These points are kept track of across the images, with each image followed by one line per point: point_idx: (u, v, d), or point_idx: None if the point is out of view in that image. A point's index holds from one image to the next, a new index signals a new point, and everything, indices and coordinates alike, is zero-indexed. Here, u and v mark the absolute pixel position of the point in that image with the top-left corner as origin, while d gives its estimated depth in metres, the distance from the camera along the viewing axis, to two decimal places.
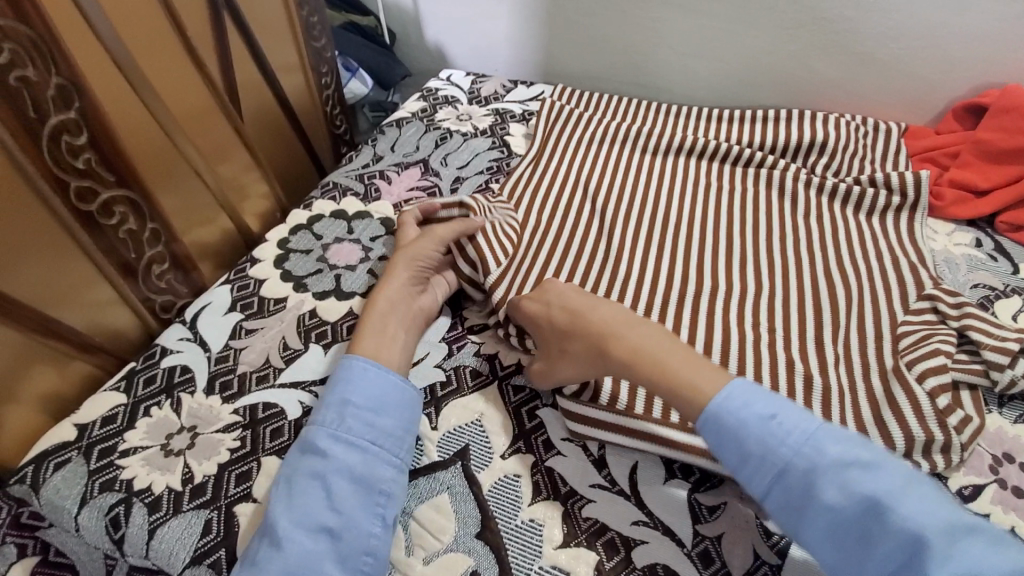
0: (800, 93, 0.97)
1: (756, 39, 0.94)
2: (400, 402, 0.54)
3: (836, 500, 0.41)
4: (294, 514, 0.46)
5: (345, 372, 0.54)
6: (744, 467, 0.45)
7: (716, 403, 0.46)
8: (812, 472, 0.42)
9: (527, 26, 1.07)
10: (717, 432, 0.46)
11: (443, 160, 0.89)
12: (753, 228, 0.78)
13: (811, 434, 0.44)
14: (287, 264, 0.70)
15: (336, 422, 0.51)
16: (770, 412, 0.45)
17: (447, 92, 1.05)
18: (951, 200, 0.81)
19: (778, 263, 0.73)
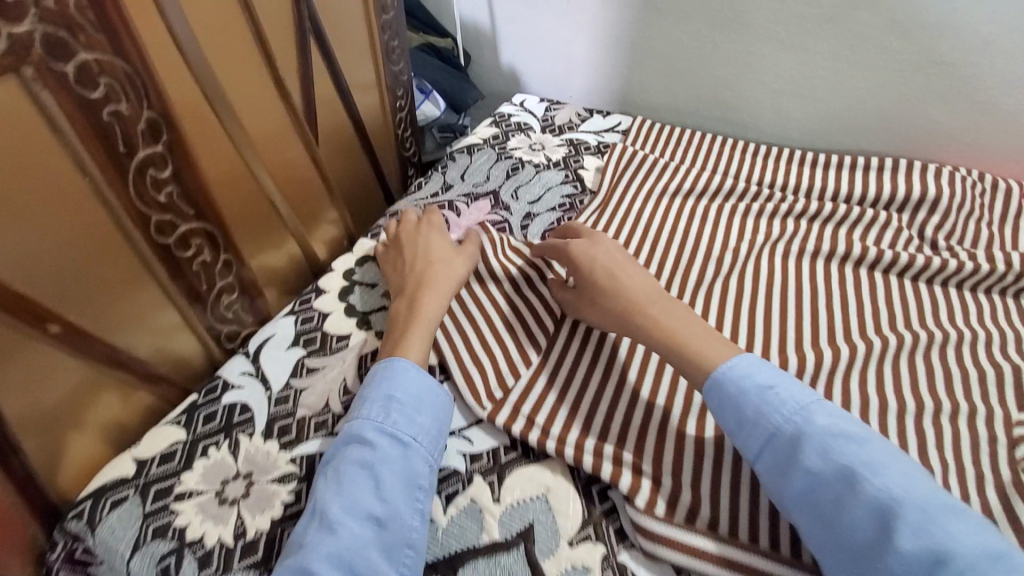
0: (905, 141, 0.89)
1: (861, 81, 0.86)
2: (436, 402, 0.56)
3: (817, 463, 0.47)
4: (342, 501, 0.47)
5: (389, 369, 0.56)
6: (742, 425, 0.51)
7: (722, 371, 0.53)
8: (798, 438, 0.48)
9: (608, 54, 1.02)
10: (720, 396, 0.53)
11: (514, 193, 0.86)
12: (851, 294, 0.71)
13: (803, 406, 0.50)
14: (351, 297, 0.68)
15: (380, 416, 0.53)
16: (769, 383, 0.52)
17: (520, 119, 1.02)
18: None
19: (879, 337, 0.65)
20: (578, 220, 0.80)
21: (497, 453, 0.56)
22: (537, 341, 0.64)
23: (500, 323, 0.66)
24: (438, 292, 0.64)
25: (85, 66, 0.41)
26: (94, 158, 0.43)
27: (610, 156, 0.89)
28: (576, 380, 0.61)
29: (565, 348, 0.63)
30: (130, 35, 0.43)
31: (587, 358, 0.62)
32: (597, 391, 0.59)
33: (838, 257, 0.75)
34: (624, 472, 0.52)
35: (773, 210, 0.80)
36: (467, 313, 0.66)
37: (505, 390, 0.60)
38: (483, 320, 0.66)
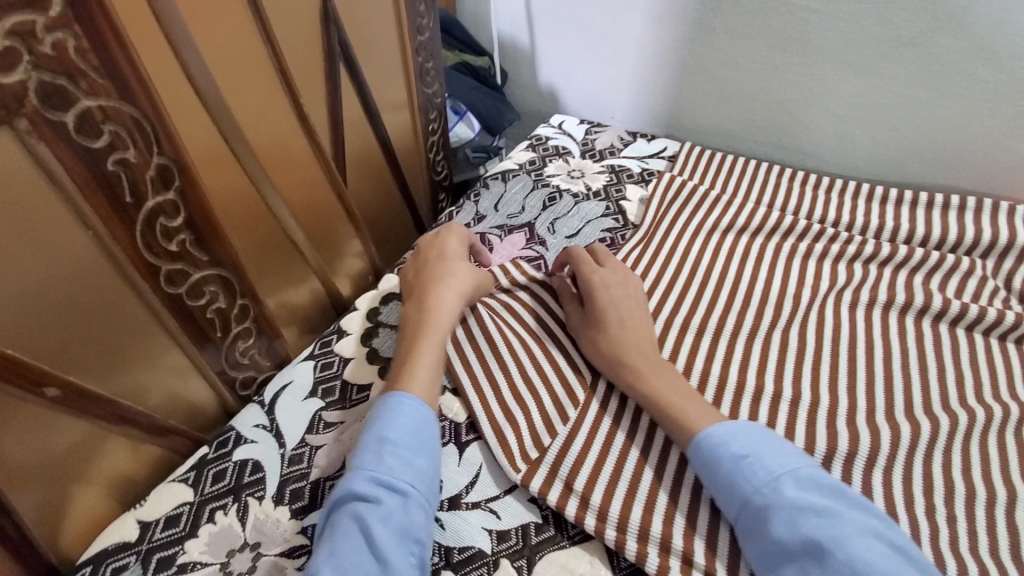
0: (991, 174, 0.80)
1: (942, 108, 0.77)
2: (431, 440, 0.51)
3: (781, 535, 0.44)
4: (336, 564, 0.43)
5: (388, 409, 0.51)
6: (716, 491, 0.49)
7: (702, 436, 0.51)
8: (766, 509, 0.45)
9: (656, 75, 0.96)
10: (698, 464, 0.50)
11: (551, 226, 0.80)
12: (928, 354, 0.62)
13: (776, 476, 0.47)
14: (374, 340, 0.64)
15: (374, 463, 0.48)
16: (743, 452, 0.49)
17: (559, 142, 0.97)
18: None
19: (965, 410, 0.57)
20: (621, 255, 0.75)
21: (526, 530, 0.50)
22: (575, 392, 0.58)
23: (535, 369, 0.60)
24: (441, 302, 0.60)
25: (87, 114, 0.39)
26: (95, 210, 0.41)
27: (656, 186, 0.83)
28: (616, 439, 0.55)
29: (606, 405, 0.57)
30: (140, 83, 0.41)
31: (627, 421, 0.56)
32: (640, 458, 0.53)
33: (914, 310, 0.66)
34: (670, 561, 0.47)
35: (837, 253, 0.73)
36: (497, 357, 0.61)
37: (541, 450, 0.54)
38: (516, 366, 0.60)
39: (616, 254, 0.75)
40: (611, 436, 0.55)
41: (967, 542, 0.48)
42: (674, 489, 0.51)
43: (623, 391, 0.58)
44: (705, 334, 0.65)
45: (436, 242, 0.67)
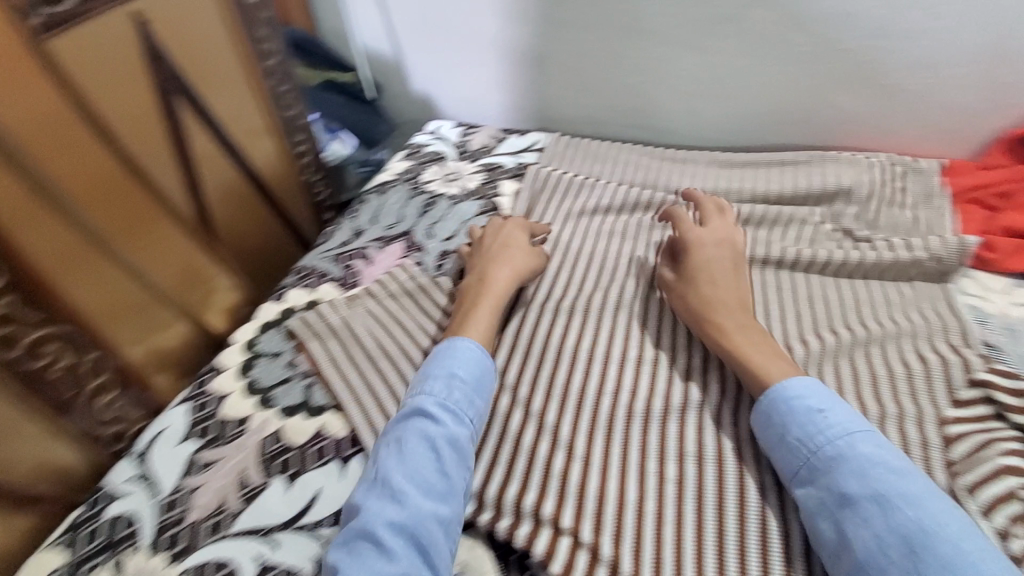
0: (821, 129, 0.87)
1: (768, 74, 0.84)
2: (486, 381, 0.58)
3: (851, 485, 0.46)
4: (406, 470, 0.50)
5: (452, 347, 0.59)
6: (787, 447, 0.51)
7: (777, 388, 0.54)
8: (840, 460, 0.48)
9: (517, 71, 0.99)
10: (767, 417, 0.53)
11: (429, 231, 0.82)
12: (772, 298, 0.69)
13: (849, 432, 0.49)
14: (253, 372, 0.64)
15: (438, 386, 0.55)
16: (819, 407, 0.51)
17: (435, 148, 0.99)
18: (1006, 251, 0.70)
19: (804, 343, 0.63)
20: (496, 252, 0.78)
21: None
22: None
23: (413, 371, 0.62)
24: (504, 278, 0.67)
25: None
26: None
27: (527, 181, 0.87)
28: (497, 419, 0.58)
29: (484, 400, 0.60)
30: None
31: (504, 411, 0.59)
32: (516, 441, 0.56)
33: (759, 261, 0.73)
34: (541, 532, 0.50)
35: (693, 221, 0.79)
36: (375, 366, 0.63)
37: None
38: (395, 370, 0.62)
39: None
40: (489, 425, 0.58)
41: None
42: (547, 466, 0.54)
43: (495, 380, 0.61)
44: (574, 313, 0.68)
45: (496, 229, 0.74)
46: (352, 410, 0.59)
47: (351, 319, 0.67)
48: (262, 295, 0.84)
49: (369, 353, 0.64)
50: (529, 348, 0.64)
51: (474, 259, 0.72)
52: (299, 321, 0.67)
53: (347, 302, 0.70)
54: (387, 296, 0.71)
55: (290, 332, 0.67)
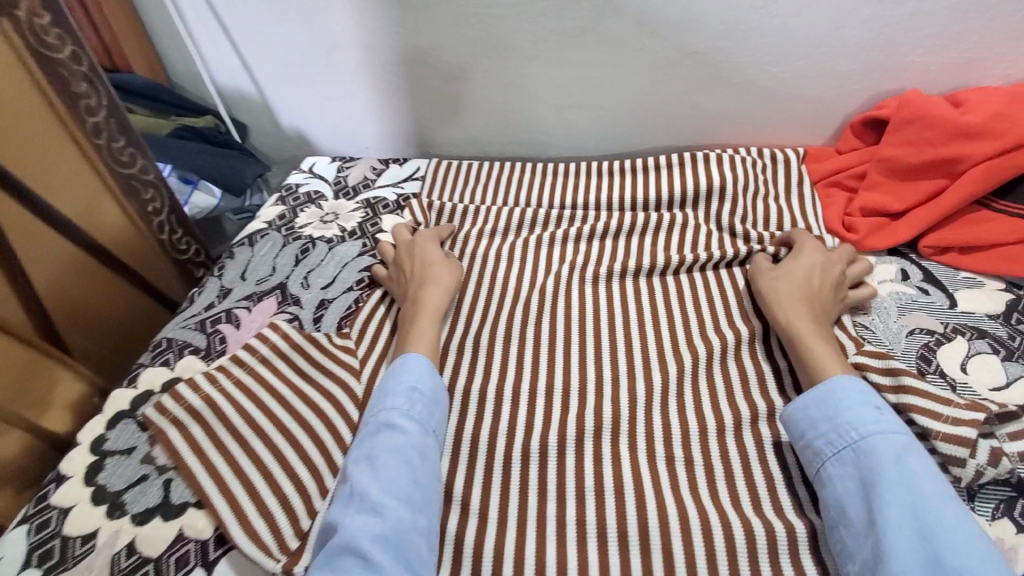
0: (691, 130, 0.90)
1: (632, 82, 0.85)
2: (441, 396, 0.60)
3: (892, 471, 0.48)
4: (383, 480, 0.52)
5: (406, 361, 0.61)
6: (832, 428, 0.52)
7: (840, 378, 0.55)
8: (883, 450, 0.49)
9: (387, 99, 0.95)
10: (819, 401, 0.54)
11: (304, 281, 0.76)
12: (656, 308, 0.70)
13: (899, 430, 0.51)
14: (101, 475, 0.57)
15: (401, 399, 0.58)
16: (875, 404, 0.53)
17: (309, 188, 0.92)
18: (867, 231, 0.75)
19: (691, 351, 0.65)
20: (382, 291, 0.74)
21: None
22: (332, 457, 0.59)
23: (290, 448, 0.58)
24: (436, 287, 0.69)
25: None
26: None
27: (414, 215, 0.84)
28: None
29: None
30: None
31: None
32: None
33: (644, 272, 0.74)
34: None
35: (578, 237, 0.78)
36: (246, 448, 0.57)
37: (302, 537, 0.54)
38: (270, 452, 0.57)
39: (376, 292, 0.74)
40: None
41: (705, 488, 0.54)
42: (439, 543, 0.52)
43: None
44: (466, 353, 0.66)
45: (408, 245, 0.75)
46: (221, 509, 0.53)
47: (215, 398, 0.60)
48: (115, 373, 0.79)
49: (237, 438, 0.58)
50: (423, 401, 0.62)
51: (399, 278, 0.72)
52: (155, 407, 0.59)
53: (209, 378, 0.62)
54: (257, 362, 0.64)
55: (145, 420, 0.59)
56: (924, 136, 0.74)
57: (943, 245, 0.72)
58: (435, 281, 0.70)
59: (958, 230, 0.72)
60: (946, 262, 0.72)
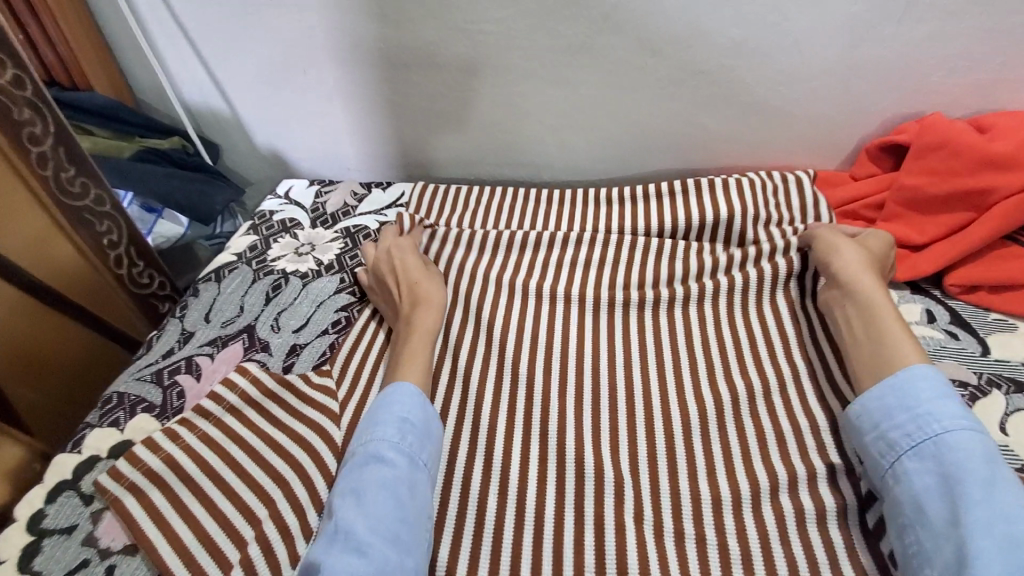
0: (694, 153, 0.84)
1: (633, 103, 0.79)
2: (433, 427, 0.57)
3: (976, 466, 0.46)
4: (370, 517, 0.48)
5: (392, 391, 0.57)
6: (911, 419, 0.51)
7: (921, 366, 0.53)
8: (964, 445, 0.48)
9: (369, 119, 0.89)
10: (897, 388, 0.53)
11: (274, 323, 0.69)
12: (660, 355, 0.65)
13: (979, 427, 0.50)
14: (36, 560, 0.50)
15: (391, 428, 0.54)
16: (954, 399, 0.51)
17: (285, 215, 0.85)
18: None
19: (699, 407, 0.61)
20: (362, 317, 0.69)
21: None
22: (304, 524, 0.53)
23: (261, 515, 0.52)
24: (427, 305, 0.65)
25: None
26: None
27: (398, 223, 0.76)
28: None
29: None
30: None
31: None
32: None
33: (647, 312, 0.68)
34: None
35: (574, 271, 0.72)
36: (215, 514, 0.52)
37: None
38: (241, 516, 0.52)
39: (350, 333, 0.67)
40: None
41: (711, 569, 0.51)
42: None
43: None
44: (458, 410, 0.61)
45: (389, 257, 0.70)
46: None
47: (178, 458, 0.54)
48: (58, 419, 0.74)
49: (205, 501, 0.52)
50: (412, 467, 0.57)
51: (383, 292, 0.68)
52: (107, 474, 0.53)
53: (169, 435, 0.55)
54: (224, 412, 0.58)
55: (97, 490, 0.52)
56: (947, 164, 0.68)
57: (971, 283, 0.67)
58: (423, 299, 0.65)
59: (985, 267, 0.67)
60: (973, 301, 0.67)
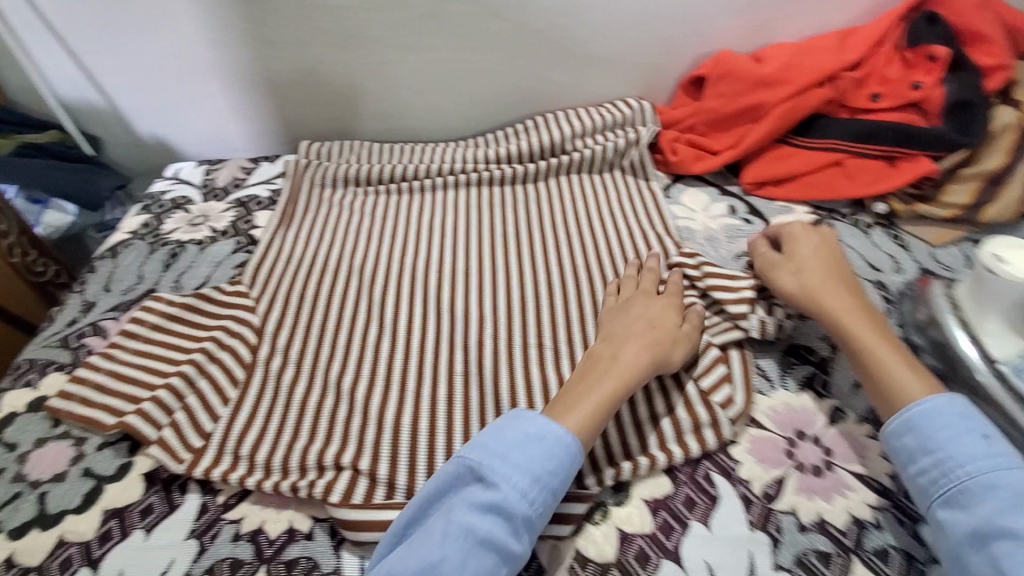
0: (547, 103, 0.97)
1: (485, 62, 0.90)
2: (545, 494, 0.49)
3: (1014, 516, 0.43)
4: None
5: (523, 441, 0.50)
6: (933, 462, 0.48)
7: (931, 403, 0.50)
8: (1002, 489, 0.45)
9: (250, 98, 0.95)
10: (916, 430, 0.50)
11: (176, 284, 0.76)
12: (526, 261, 0.77)
13: (1015, 467, 0.46)
14: None
15: (518, 477, 0.48)
16: (981, 434, 0.48)
17: (176, 194, 0.90)
18: (685, 155, 0.87)
19: (558, 291, 0.72)
20: (265, 245, 0.79)
21: (201, 548, 0.53)
22: (217, 413, 0.61)
23: (183, 416, 0.60)
24: (631, 339, 0.59)
25: None
26: None
27: (489, 249, 0.78)
28: (295, 405, 0.62)
29: (252, 397, 0.63)
30: None
31: (292, 421, 0.61)
32: (291, 437, 0.60)
33: (512, 236, 0.81)
34: (326, 474, 0.57)
35: (452, 210, 0.85)
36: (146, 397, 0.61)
37: (197, 458, 0.58)
38: (172, 395, 0.61)
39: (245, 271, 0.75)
40: (281, 423, 0.61)
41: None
42: (337, 471, 0.57)
43: (279, 358, 0.66)
44: (358, 320, 0.70)
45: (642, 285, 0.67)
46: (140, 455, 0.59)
47: (119, 370, 0.63)
48: None
49: (152, 390, 0.61)
50: (314, 361, 0.66)
51: (615, 320, 0.63)
52: (58, 395, 0.61)
53: (105, 357, 0.64)
54: (150, 330, 0.67)
55: (51, 412, 0.60)
56: (733, 89, 0.84)
57: (760, 180, 0.83)
58: (628, 344, 0.58)
59: (771, 165, 0.83)
60: (764, 195, 0.84)
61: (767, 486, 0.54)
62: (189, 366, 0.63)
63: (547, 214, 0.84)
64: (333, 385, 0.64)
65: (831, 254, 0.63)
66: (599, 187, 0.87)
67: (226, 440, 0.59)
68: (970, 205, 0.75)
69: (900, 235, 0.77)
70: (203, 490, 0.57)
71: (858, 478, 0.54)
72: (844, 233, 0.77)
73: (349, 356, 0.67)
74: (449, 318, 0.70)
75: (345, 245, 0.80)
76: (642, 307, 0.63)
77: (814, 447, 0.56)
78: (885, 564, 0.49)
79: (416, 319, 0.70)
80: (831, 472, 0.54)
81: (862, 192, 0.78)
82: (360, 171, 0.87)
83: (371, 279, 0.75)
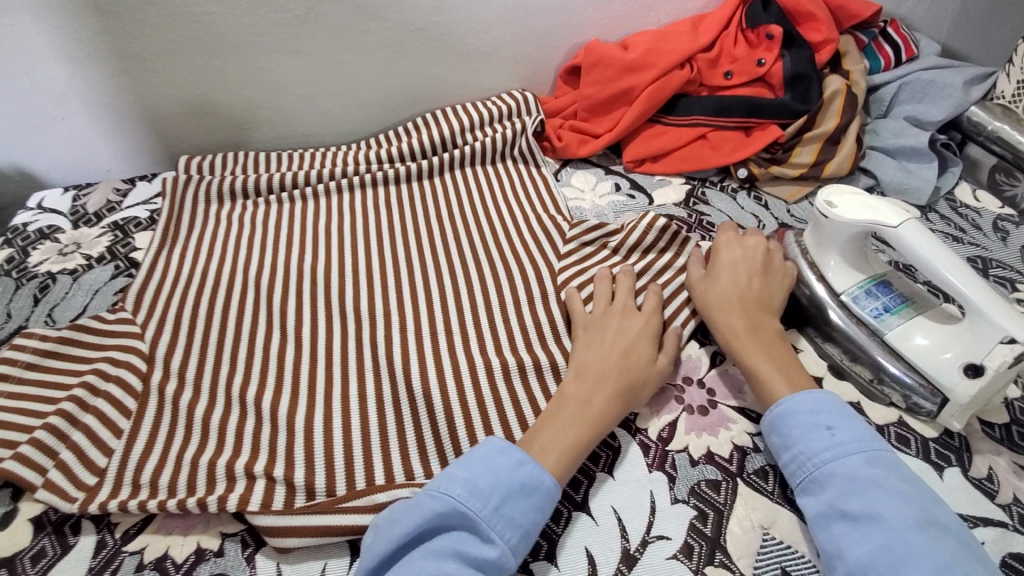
0: (435, 101, 0.98)
1: (368, 62, 0.91)
2: (526, 533, 0.49)
3: (851, 502, 0.47)
4: None
5: (511, 487, 0.49)
6: (791, 458, 0.52)
7: (787, 405, 0.54)
8: (842, 476, 0.48)
9: (117, 115, 0.89)
10: (778, 430, 0.53)
11: (48, 318, 0.70)
12: (427, 254, 0.78)
13: (859, 452, 0.49)
14: None
15: (510, 529, 0.48)
16: (828, 424, 0.51)
17: (41, 223, 0.83)
18: (570, 141, 0.92)
19: (460, 278, 0.74)
20: (148, 267, 0.75)
21: None
22: (109, 445, 0.58)
23: (70, 455, 0.56)
24: (607, 376, 0.58)
25: None
26: None
27: (395, 247, 0.79)
28: (197, 424, 0.60)
29: (148, 422, 0.60)
30: None
31: (195, 441, 0.59)
32: (195, 457, 0.57)
33: (411, 231, 0.82)
34: (237, 485, 0.55)
35: (349, 212, 0.84)
36: (24, 442, 0.56)
37: (88, 494, 0.54)
38: (52, 435, 0.56)
39: (128, 295, 0.71)
40: (183, 445, 0.58)
41: (470, 391, 0.62)
42: (247, 481, 0.55)
43: (174, 380, 0.63)
44: (261, 331, 0.69)
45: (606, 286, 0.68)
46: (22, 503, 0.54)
47: None
48: None
49: (30, 433, 0.57)
50: (215, 378, 0.64)
51: (590, 347, 0.61)
52: None
53: None
54: (23, 370, 0.62)
55: None
56: (605, 75, 0.90)
57: (639, 158, 0.90)
58: (604, 383, 0.58)
59: (647, 144, 0.90)
60: (644, 171, 0.90)
61: (661, 430, 0.59)
62: (71, 402, 0.59)
63: (445, 207, 0.85)
64: (237, 398, 0.62)
65: (750, 268, 0.65)
66: (493, 178, 0.90)
67: (121, 471, 0.56)
68: (814, 163, 0.85)
69: (762, 196, 0.86)
70: (99, 527, 0.54)
71: (738, 411, 0.60)
72: (714, 200, 0.86)
73: (252, 369, 0.65)
74: (354, 317, 0.70)
75: (239, 257, 0.78)
76: (620, 328, 0.62)
77: (700, 390, 0.62)
78: (765, 482, 0.55)
79: (320, 322, 0.70)
80: (715, 409, 0.60)
81: (725, 160, 0.87)
82: (247, 182, 0.84)
83: (269, 288, 0.73)
